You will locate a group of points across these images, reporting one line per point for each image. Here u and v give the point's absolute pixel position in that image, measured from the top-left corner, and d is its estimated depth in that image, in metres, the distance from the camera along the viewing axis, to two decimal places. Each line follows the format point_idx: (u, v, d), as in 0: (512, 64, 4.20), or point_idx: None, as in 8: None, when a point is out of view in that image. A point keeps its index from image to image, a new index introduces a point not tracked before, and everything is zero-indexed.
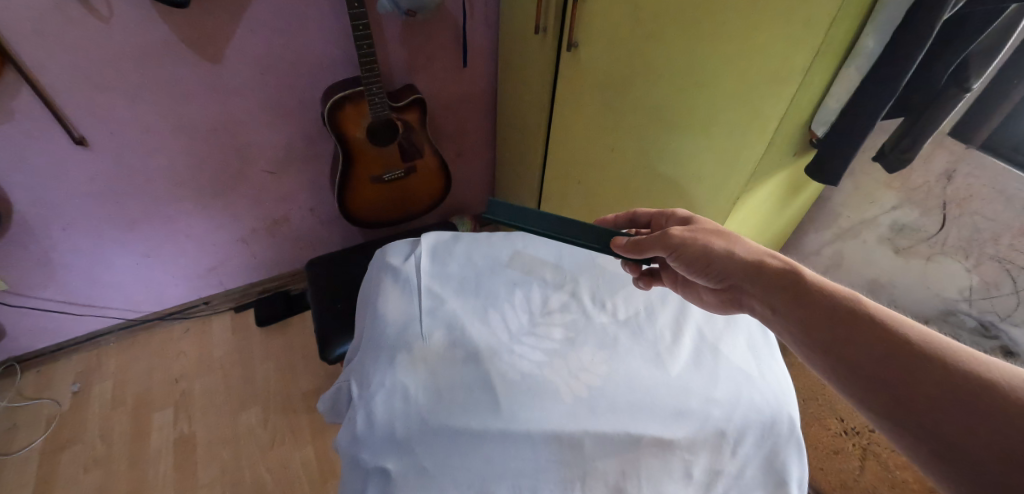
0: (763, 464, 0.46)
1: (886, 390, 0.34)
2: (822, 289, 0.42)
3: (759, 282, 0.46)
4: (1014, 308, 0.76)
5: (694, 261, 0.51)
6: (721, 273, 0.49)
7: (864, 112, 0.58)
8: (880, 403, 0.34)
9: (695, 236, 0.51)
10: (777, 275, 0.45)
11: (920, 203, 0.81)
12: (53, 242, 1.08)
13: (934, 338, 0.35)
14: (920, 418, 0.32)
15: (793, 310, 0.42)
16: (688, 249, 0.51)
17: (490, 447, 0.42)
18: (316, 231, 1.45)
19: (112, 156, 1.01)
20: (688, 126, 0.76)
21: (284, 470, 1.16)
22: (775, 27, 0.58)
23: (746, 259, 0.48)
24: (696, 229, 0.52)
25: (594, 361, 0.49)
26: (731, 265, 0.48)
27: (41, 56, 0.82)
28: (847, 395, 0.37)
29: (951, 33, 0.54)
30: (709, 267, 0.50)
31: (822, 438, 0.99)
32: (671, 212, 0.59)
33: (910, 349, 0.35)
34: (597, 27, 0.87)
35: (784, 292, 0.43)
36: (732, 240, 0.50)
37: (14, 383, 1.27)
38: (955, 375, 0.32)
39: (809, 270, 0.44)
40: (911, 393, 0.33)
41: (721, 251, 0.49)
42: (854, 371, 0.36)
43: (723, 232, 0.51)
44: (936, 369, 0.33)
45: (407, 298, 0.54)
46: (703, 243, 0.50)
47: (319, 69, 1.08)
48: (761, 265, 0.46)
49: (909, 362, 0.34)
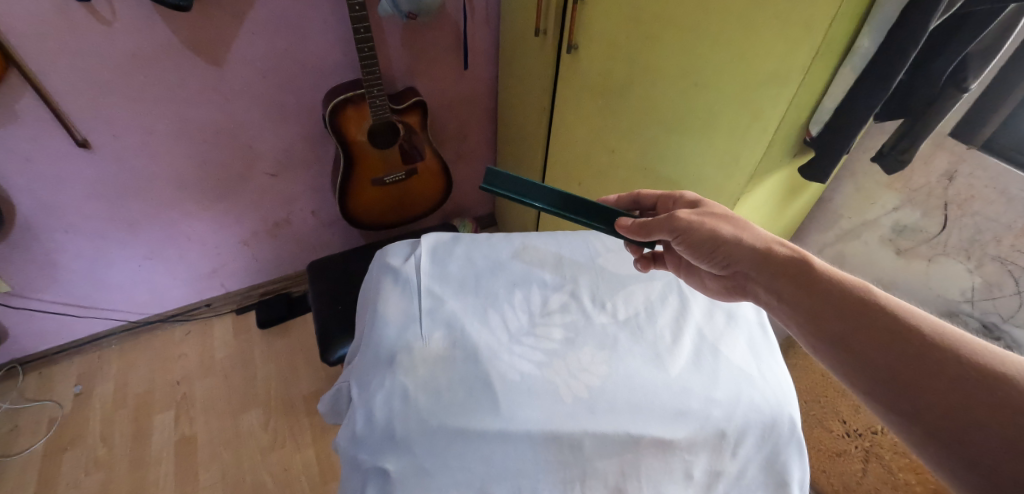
0: (764, 464, 0.46)
1: (895, 383, 0.34)
2: (832, 279, 0.41)
3: (765, 270, 0.46)
4: (1017, 309, 0.75)
5: (700, 245, 0.51)
6: (726, 260, 0.49)
7: (857, 112, 0.58)
8: (888, 398, 0.34)
9: (702, 219, 0.51)
10: (785, 264, 0.45)
11: (921, 204, 0.81)
12: (55, 245, 1.09)
13: (946, 331, 0.35)
14: (927, 410, 0.32)
15: (800, 300, 0.42)
16: (693, 232, 0.51)
17: (489, 447, 0.42)
18: (317, 233, 1.45)
19: (114, 158, 1.01)
20: (689, 127, 0.76)
21: (286, 472, 1.16)
22: (774, 26, 0.58)
23: (753, 246, 0.48)
24: (704, 213, 0.52)
25: (594, 361, 0.49)
26: (737, 251, 0.48)
27: (44, 59, 0.83)
28: (853, 386, 0.37)
29: (949, 32, 0.54)
30: (715, 253, 0.50)
31: (826, 439, 1.01)
32: (679, 195, 0.59)
33: (922, 340, 0.35)
34: (597, 27, 0.87)
35: (791, 280, 0.43)
36: (740, 225, 0.50)
37: (15, 385, 1.27)
38: (967, 368, 0.32)
39: (817, 259, 0.44)
40: (921, 385, 0.33)
41: (728, 236, 0.49)
42: (862, 361, 0.36)
43: (731, 218, 0.51)
44: (946, 361, 0.33)
45: (407, 299, 0.54)
46: (710, 228, 0.50)
47: (321, 72, 1.08)
48: (768, 252, 0.46)
49: (921, 354, 0.34)
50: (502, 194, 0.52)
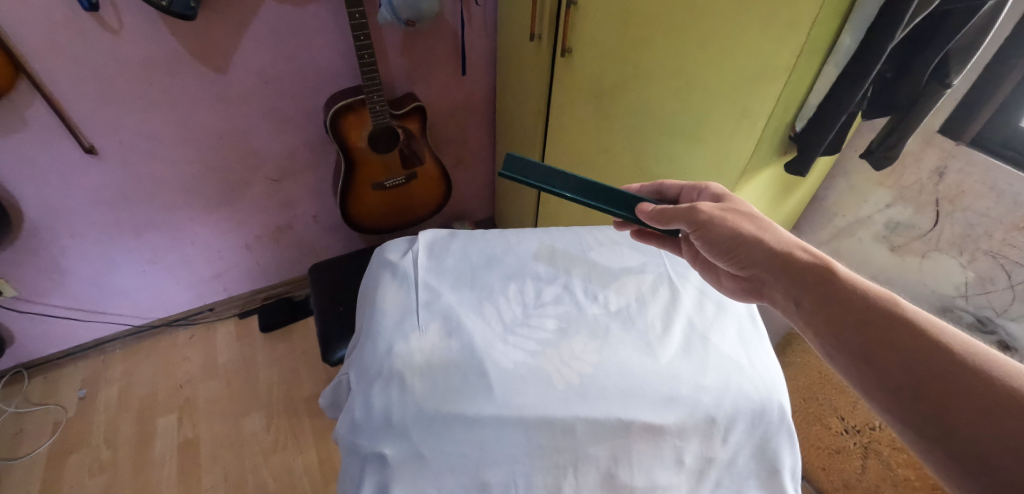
0: (754, 451, 0.47)
1: (911, 396, 0.34)
2: (853, 287, 0.41)
3: (783, 275, 0.45)
4: (1010, 302, 0.76)
5: (720, 243, 0.50)
6: (745, 259, 0.49)
7: (834, 108, 0.60)
8: (899, 408, 0.34)
9: (724, 215, 0.50)
10: (804, 269, 0.44)
11: (912, 201, 0.83)
12: (63, 249, 1.11)
13: (979, 351, 0.33)
14: (947, 427, 0.31)
15: (818, 307, 0.41)
16: (714, 228, 0.50)
17: (482, 431, 0.43)
18: (318, 238, 1.47)
19: (120, 164, 1.03)
20: (680, 126, 0.78)
21: (288, 474, 1.16)
22: (759, 27, 0.60)
23: (773, 247, 0.47)
24: (727, 209, 0.51)
25: (586, 350, 0.50)
26: (757, 252, 0.48)
27: (54, 68, 0.85)
28: (869, 397, 0.36)
29: (932, 27, 0.56)
30: (733, 252, 0.50)
31: (825, 436, 1.01)
32: (704, 186, 0.57)
33: (944, 354, 0.34)
34: (590, 32, 0.89)
35: (810, 287, 0.42)
36: (762, 225, 0.49)
37: (21, 390, 1.29)
38: (1002, 393, 0.31)
39: (839, 265, 0.43)
40: (941, 402, 0.32)
41: (750, 235, 0.48)
42: (879, 371, 0.36)
43: (754, 217, 0.50)
44: (980, 384, 0.31)
45: (405, 291, 0.56)
46: (732, 225, 0.49)
47: (322, 79, 1.11)
48: (788, 256, 0.46)
49: (944, 371, 0.33)
50: (519, 180, 0.50)
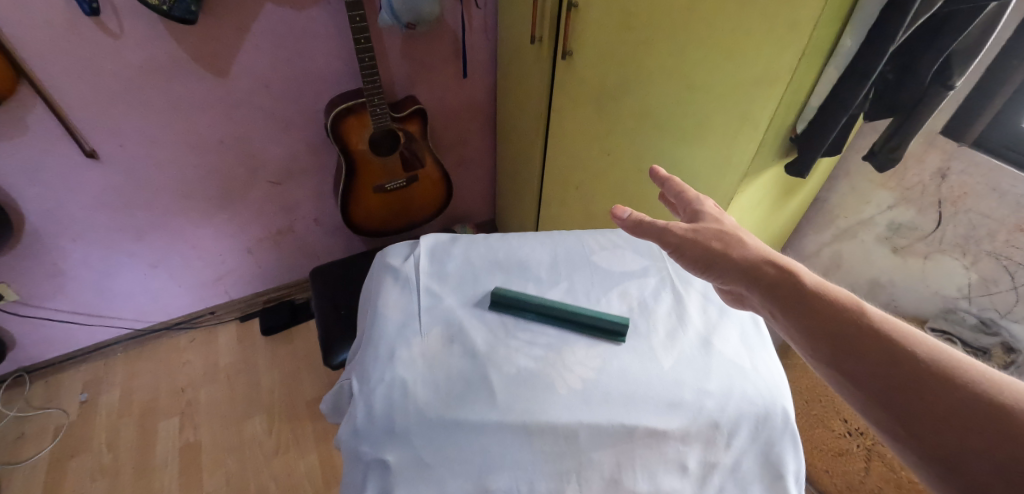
0: (761, 455, 0.46)
1: (892, 405, 0.32)
2: (823, 297, 0.39)
3: (756, 288, 0.43)
4: (1014, 304, 0.76)
5: (695, 263, 0.47)
6: (719, 275, 0.46)
7: (836, 110, 0.60)
8: (880, 417, 0.33)
9: (696, 236, 0.47)
10: (776, 282, 0.42)
11: (915, 202, 0.82)
12: (64, 253, 1.11)
13: (951, 360, 0.32)
14: (923, 435, 0.30)
15: (794, 318, 0.40)
16: (688, 247, 0.47)
17: (485, 438, 0.43)
18: (319, 240, 1.47)
19: (121, 168, 1.03)
20: (682, 129, 0.78)
21: (288, 478, 1.16)
22: (760, 30, 0.60)
23: (744, 260, 0.45)
24: (700, 226, 0.48)
25: (588, 356, 0.50)
26: (729, 269, 0.45)
27: (55, 73, 0.86)
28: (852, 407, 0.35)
29: (933, 30, 0.56)
30: (708, 270, 0.47)
31: (828, 439, 1.00)
32: (699, 199, 0.52)
33: (935, 379, 0.32)
34: (590, 36, 0.90)
35: (784, 300, 0.41)
36: (732, 241, 0.46)
37: (23, 394, 1.29)
38: (977, 399, 0.30)
39: (811, 274, 0.42)
40: (915, 410, 0.31)
41: (720, 252, 0.46)
42: (858, 382, 0.34)
43: (728, 233, 0.47)
44: (958, 393, 0.30)
45: (407, 297, 0.56)
46: (705, 242, 0.47)
47: (323, 82, 1.11)
48: (758, 271, 0.44)
49: (919, 379, 0.32)
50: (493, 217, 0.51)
